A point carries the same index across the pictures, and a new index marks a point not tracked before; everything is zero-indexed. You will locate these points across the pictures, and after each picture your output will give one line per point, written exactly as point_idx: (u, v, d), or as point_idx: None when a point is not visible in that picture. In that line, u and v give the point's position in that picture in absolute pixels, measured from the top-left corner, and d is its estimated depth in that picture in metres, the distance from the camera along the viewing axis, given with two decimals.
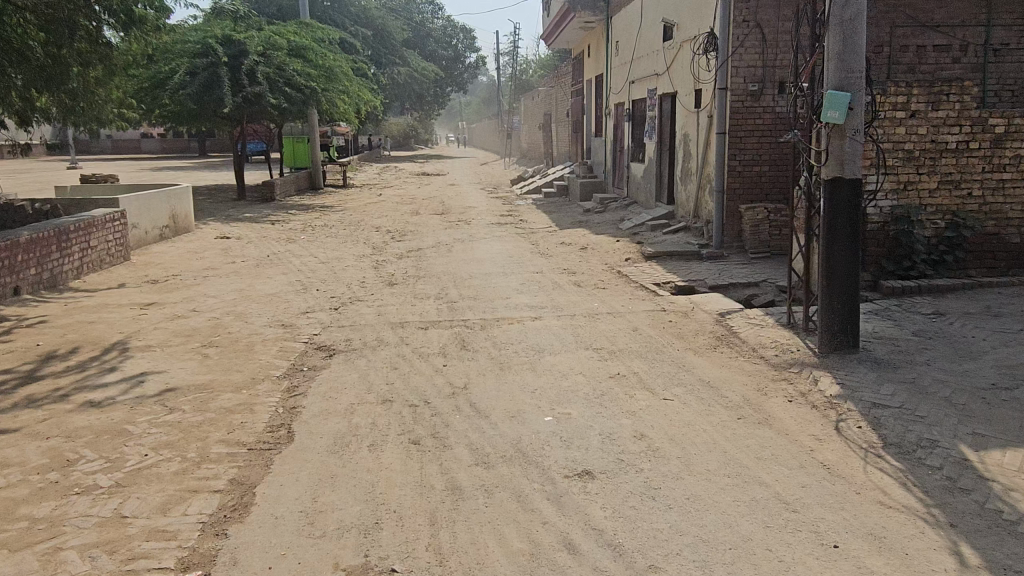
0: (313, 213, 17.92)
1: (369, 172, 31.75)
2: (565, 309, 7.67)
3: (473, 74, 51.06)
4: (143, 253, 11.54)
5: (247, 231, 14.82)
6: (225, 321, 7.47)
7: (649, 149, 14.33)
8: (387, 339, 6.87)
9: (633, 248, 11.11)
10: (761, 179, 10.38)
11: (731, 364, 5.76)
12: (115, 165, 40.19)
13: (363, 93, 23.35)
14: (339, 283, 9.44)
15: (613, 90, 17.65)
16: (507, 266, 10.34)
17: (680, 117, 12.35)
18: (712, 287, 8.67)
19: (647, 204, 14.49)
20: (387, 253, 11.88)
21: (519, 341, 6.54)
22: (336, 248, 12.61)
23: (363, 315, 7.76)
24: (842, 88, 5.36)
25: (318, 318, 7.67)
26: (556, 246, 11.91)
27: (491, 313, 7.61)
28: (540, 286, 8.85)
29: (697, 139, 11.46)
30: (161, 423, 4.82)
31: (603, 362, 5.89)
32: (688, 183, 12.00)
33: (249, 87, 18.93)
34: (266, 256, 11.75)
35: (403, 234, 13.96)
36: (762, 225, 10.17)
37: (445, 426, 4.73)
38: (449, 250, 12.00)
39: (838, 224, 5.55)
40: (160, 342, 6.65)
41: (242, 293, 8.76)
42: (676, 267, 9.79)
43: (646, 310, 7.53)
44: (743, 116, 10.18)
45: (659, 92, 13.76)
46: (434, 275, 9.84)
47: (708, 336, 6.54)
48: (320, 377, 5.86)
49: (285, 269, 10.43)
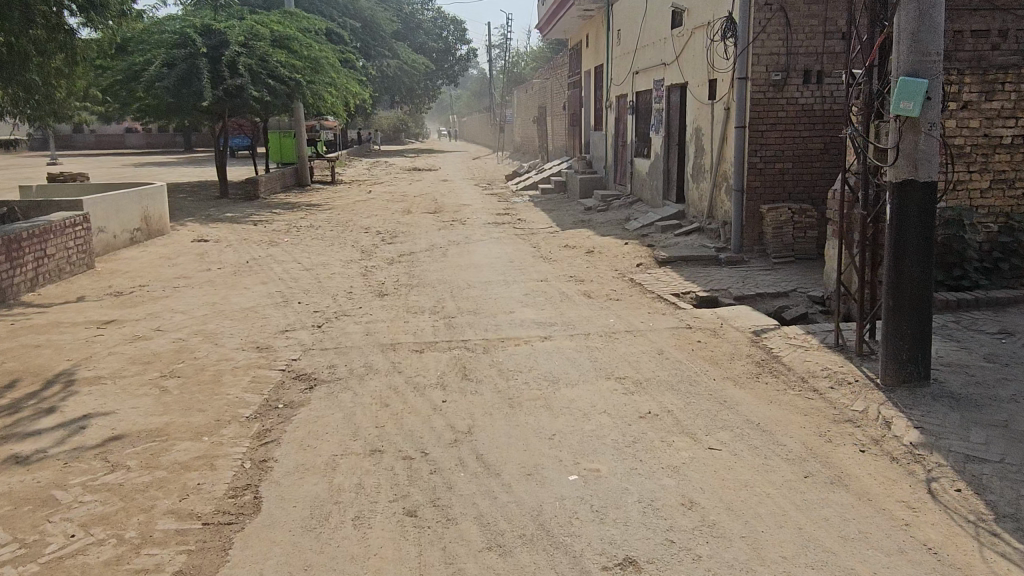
0: (299, 212, 17.00)
1: (358, 167, 30.78)
2: (577, 326, 6.81)
3: (464, 67, 50.03)
4: (109, 260, 10.61)
5: (227, 233, 13.89)
6: (191, 343, 6.58)
7: (656, 144, 13.49)
8: (376, 365, 5.99)
9: (644, 252, 10.24)
10: (784, 177, 9.53)
11: (780, 399, 4.92)
12: (97, 160, 39.10)
13: (351, 85, 22.39)
14: (323, 295, 8.56)
15: (614, 82, 16.76)
16: (506, 272, 9.49)
17: (692, 110, 11.51)
18: (737, 299, 7.82)
19: (654, 203, 13.63)
20: (377, 258, 10.99)
21: (529, 368, 5.68)
22: (322, 252, 11.71)
23: (349, 334, 6.88)
24: (917, 74, 4.50)
25: (298, 339, 6.78)
26: (560, 249, 11.04)
27: (494, 332, 6.75)
28: (546, 298, 7.99)
29: (712, 134, 10.63)
30: (97, 489, 3.94)
31: (629, 398, 5.03)
32: (701, 181, 11.17)
33: (231, 78, 17.94)
34: (246, 261, 10.85)
35: (394, 236, 13.06)
36: (785, 228, 9.34)
37: (447, 489, 3.86)
38: (444, 254, 11.11)
39: (909, 234, 4.70)
40: (112, 373, 5.77)
41: (215, 307, 7.87)
42: (693, 274, 8.92)
43: (668, 327, 6.69)
44: (765, 109, 9.34)
45: (666, 83, 12.91)
46: (429, 284, 8.96)
47: (745, 360, 5.69)
48: (298, 418, 4.97)
49: (264, 277, 9.53)
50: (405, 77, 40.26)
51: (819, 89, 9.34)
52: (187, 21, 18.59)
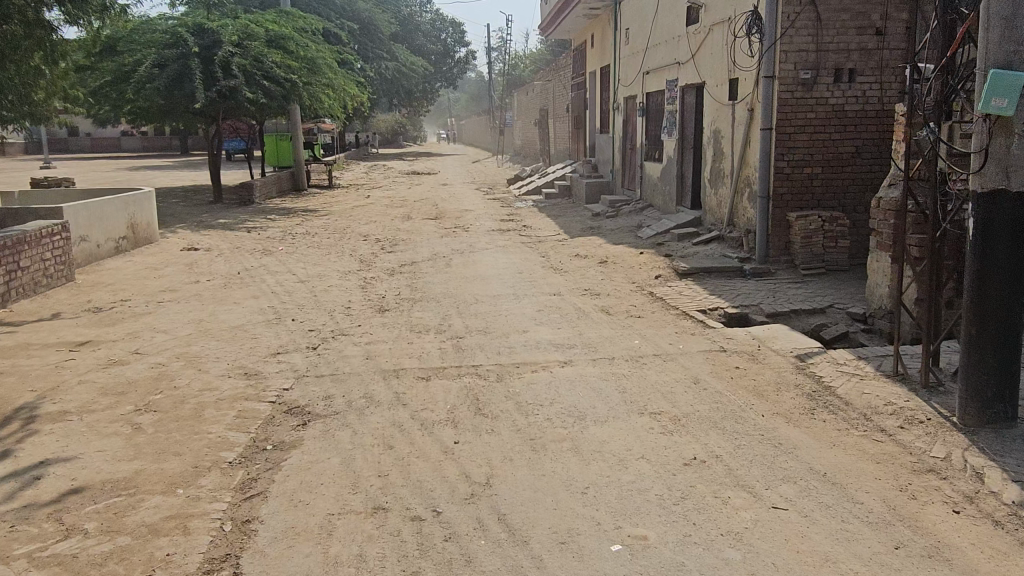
0: (294, 218, 16.35)
1: (356, 171, 30.14)
2: (599, 349, 6.16)
3: (463, 69, 49.46)
4: (91, 272, 9.95)
5: (219, 241, 13.24)
6: (172, 369, 5.92)
7: (668, 148, 12.86)
8: (378, 396, 5.33)
9: (662, 262, 9.60)
10: (813, 183, 8.88)
11: (844, 441, 4.26)
12: (90, 164, 38.49)
13: (348, 87, 21.77)
14: (320, 311, 7.91)
15: (622, 83, 16.14)
16: (517, 285, 8.84)
17: (710, 112, 10.89)
18: (770, 316, 7.17)
19: (667, 209, 13.01)
20: (377, 268, 10.35)
21: (552, 401, 5.04)
22: (319, 261, 11.06)
23: (348, 358, 6.22)
24: (1009, 67, 3.88)
25: (291, 363, 6.13)
26: (571, 259, 10.40)
27: (508, 356, 6.09)
28: (562, 316, 7.36)
29: (733, 136, 9.99)
30: (44, 564, 3.29)
31: (669, 439, 4.39)
32: (720, 187, 10.53)
33: (224, 79, 17.30)
34: (238, 272, 10.20)
35: (394, 244, 12.40)
36: (815, 237, 8.71)
37: (468, 564, 3.21)
38: (447, 264, 10.48)
39: (996, 252, 4.06)
40: (80, 406, 5.11)
41: (201, 325, 7.22)
42: (718, 287, 8.27)
43: (701, 350, 6.03)
44: (793, 110, 8.70)
45: (680, 83, 12.29)
46: (433, 299, 8.33)
47: (794, 392, 5.05)
48: (289, 463, 4.32)
49: (255, 291, 8.87)
50: (403, 79, 39.68)
51: (851, 88, 8.72)
52: (180, 20, 17.95)
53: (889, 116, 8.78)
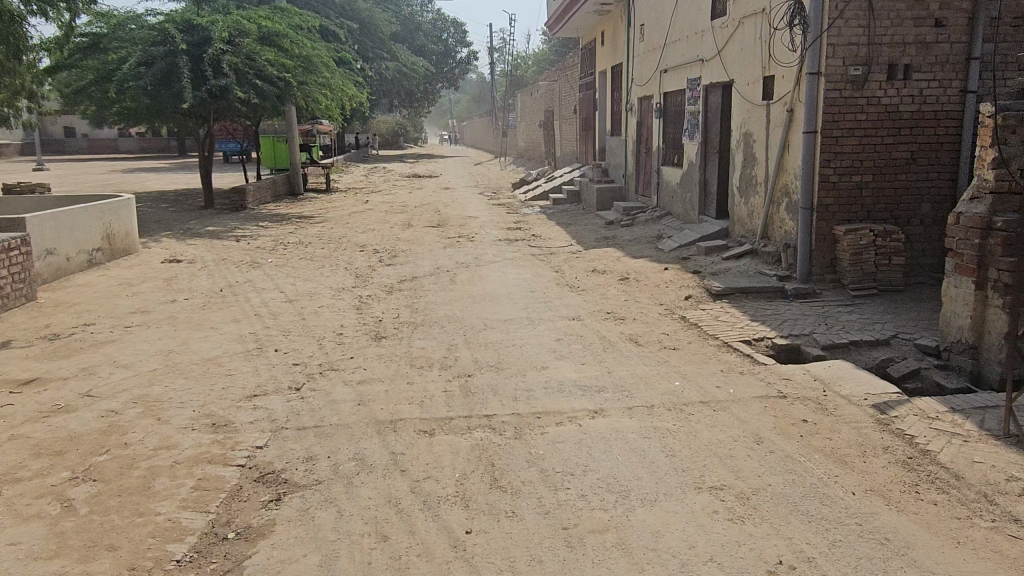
0: (288, 225, 15.42)
1: (355, 174, 29.21)
2: (634, 393, 5.19)
3: (464, 70, 48.49)
4: (58, 289, 9.02)
5: (204, 251, 12.28)
6: (124, 418, 4.97)
7: (690, 151, 11.93)
8: (370, 458, 4.36)
9: (690, 280, 8.66)
10: (862, 192, 7.95)
11: (971, 538, 3.30)
12: (84, 167, 37.48)
13: (347, 87, 20.82)
14: (308, 338, 6.97)
15: (636, 82, 15.18)
16: (530, 308, 7.87)
17: (738, 113, 9.96)
18: (826, 347, 6.25)
19: (687, 218, 12.09)
20: (374, 285, 9.42)
21: (585, 469, 4.08)
22: (310, 276, 10.10)
23: (335, 403, 5.26)
24: None
25: (269, 409, 5.18)
26: (587, 275, 9.44)
27: (525, 401, 5.11)
28: (585, 347, 6.41)
29: (767, 139, 9.05)
30: None
31: (743, 531, 3.42)
32: (752, 195, 9.60)
33: (214, 78, 16.34)
34: (220, 289, 9.24)
35: (393, 256, 11.45)
36: (866, 253, 7.78)
37: None
38: (452, 280, 9.54)
39: None
40: (4, 474, 4.15)
41: (168, 359, 6.26)
42: (759, 311, 7.34)
43: (757, 397, 5.07)
44: (842, 110, 7.76)
45: (703, 81, 11.33)
46: (436, 324, 7.39)
47: (885, 459, 4.09)
48: (254, 562, 3.35)
49: (236, 313, 7.91)
50: (403, 80, 38.69)
51: (906, 86, 7.78)
52: (168, 15, 17.02)
53: (948, 118, 7.83)
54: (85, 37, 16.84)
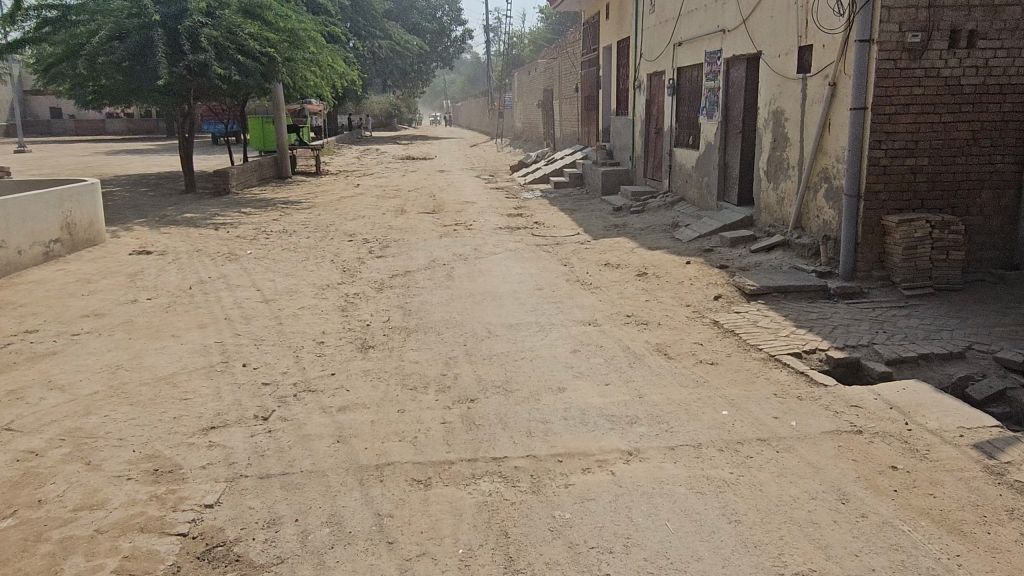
0: (273, 211, 14.40)
1: (347, 156, 28.10)
2: (673, 427, 4.24)
3: (459, 48, 47.15)
4: (7, 287, 8.03)
5: (178, 241, 11.27)
6: (44, 464, 4.01)
7: (708, 131, 10.95)
8: (349, 524, 3.41)
9: (716, 275, 7.72)
10: (917, 178, 7.01)
11: None
12: (69, 148, 36.23)
13: (336, 63, 19.71)
14: (283, 349, 6.01)
15: (645, 56, 14.15)
16: (538, 310, 6.92)
17: (766, 89, 8.99)
18: (890, 361, 5.31)
19: (704, 204, 11.16)
20: (361, 281, 8.45)
21: (628, 546, 3.14)
22: (292, 270, 9.11)
23: (308, 439, 4.30)
24: None
25: (228, 448, 4.22)
26: (599, 270, 8.48)
27: (542, 438, 4.16)
28: (607, 361, 5.46)
29: (803, 117, 8.09)
30: None
31: None
32: (782, 180, 8.65)
33: (193, 53, 15.25)
34: (189, 286, 8.26)
35: (384, 247, 10.49)
36: (922, 247, 6.86)
37: None
38: (448, 274, 8.58)
39: None
40: None
41: (114, 378, 5.29)
42: (803, 315, 6.40)
43: (826, 432, 4.14)
44: (895, 83, 6.80)
45: (724, 54, 10.33)
46: (431, 332, 6.43)
47: (1015, 530, 3.16)
48: None
49: (202, 317, 6.93)
50: (396, 59, 37.44)
51: (969, 55, 6.81)
52: None
53: (1015, 93, 6.89)
54: (54, 10, 15.71)
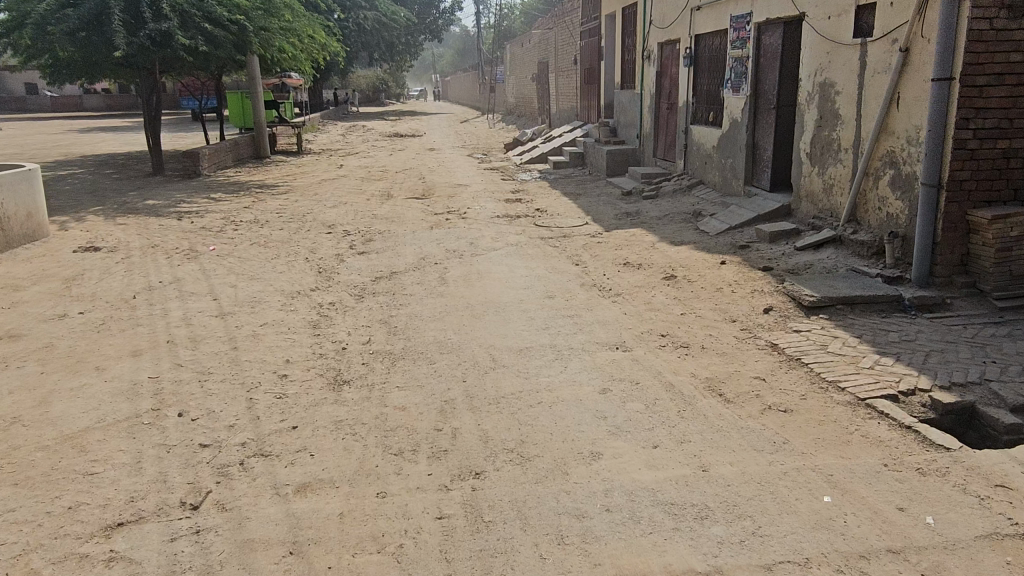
0: (245, 196, 13.03)
1: (332, 134, 26.61)
2: (762, 527, 3.03)
3: (448, 20, 45.35)
4: None
5: (134, 235, 9.92)
6: None
7: (734, 106, 9.66)
8: None
9: (761, 280, 6.48)
10: (1010, 164, 5.80)
11: None
12: (43, 126, 34.49)
13: (316, 33, 18.22)
14: (234, 388, 4.76)
15: (655, 23, 12.80)
16: (552, 328, 5.67)
17: (809, 57, 7.73)
18: (1016, 407, 4.11)
19: (728, 188, 9.92)
20: (339, 286, 7.18)
21: None
22: (258, 272, 7.80)
23: (249, 548, 3.05)
24: None
25: (135, 565, 2.97)
26: (619, 272, 7.22)
27: (581, 549, 2.94)
28: (650, 408, 4.23)
29: (862, 90, 6.82)
30: None
31: None
32: (831, 164, 7.42)
33: (154, 21, 13.79)
34: (133, 295, 6.96)
35: (368, 241, 9.20)
36: (1017, 248, 5.68)
37: None
38: (441, 277, 7.31)
39: None
40: None
41: (4, 441, 4.02)
42: (882, 336, 5.18)
43: (981, 539, 2.94)
44: (991, 48, 5.53)
45: (756, 17, 9.01)
46: (421, 360, 5.19)
47: None
48: None
49: (139, 340, 5.64)
50: (383, 31, 35.71)
51: None
52: None
53: None
54: None
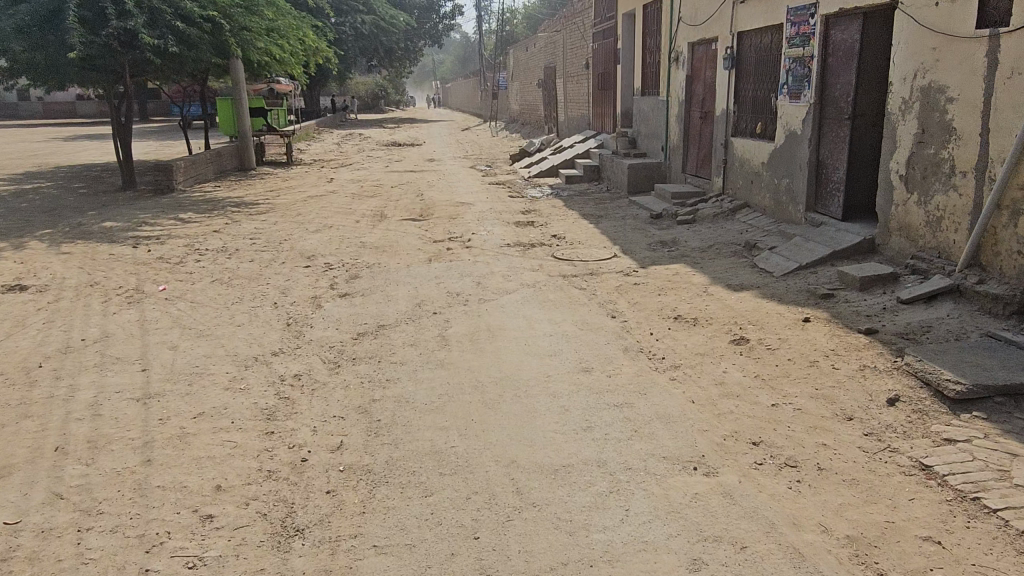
0: (218, 217, 11.41)
1: (325, 142, 25.03)
2: None
3: (448, 23, 43.87)
4: None
5: (74, 268, 8.29)
6: None
7: (790, 115, 8.06)
8: None
9: (869, 350, 4.84)
10: None
11: None
12: (26, 134, 32.88)
13: (307, 34, 16.65)
14: (127, 549, 3.11)
15: (685, 20, 11.22)
16: (596, 430, 4.04)
17: (904, 56, 6.14)
18: None
19: (783, 213, 8.31)
20: (308, 349, 5.56)
21: None
22: (212, 326, 6.17)
23: None
24: None
25: None
26: (671, 330, 5.60)
27: None
28: None
29: (994, 95, 5.20)
30: None
31: None
32: (940, 190, 5.79)
33: (118, 19, 12.20)
34: (38, 363, 5.32)
35: (352, 278, 7.58)
36: None
37: None
38: (440, 336, 5.69)
39: None
40: None
41: None
42: None
43: None
44: None
45: (823, 7, 7.40)
46: (411, 487, 3.56)
47: None
48: None
49: (17, 448, 4.00)
50: (381, 35, 34.19)
51: None
52: None
53: None
54: None
